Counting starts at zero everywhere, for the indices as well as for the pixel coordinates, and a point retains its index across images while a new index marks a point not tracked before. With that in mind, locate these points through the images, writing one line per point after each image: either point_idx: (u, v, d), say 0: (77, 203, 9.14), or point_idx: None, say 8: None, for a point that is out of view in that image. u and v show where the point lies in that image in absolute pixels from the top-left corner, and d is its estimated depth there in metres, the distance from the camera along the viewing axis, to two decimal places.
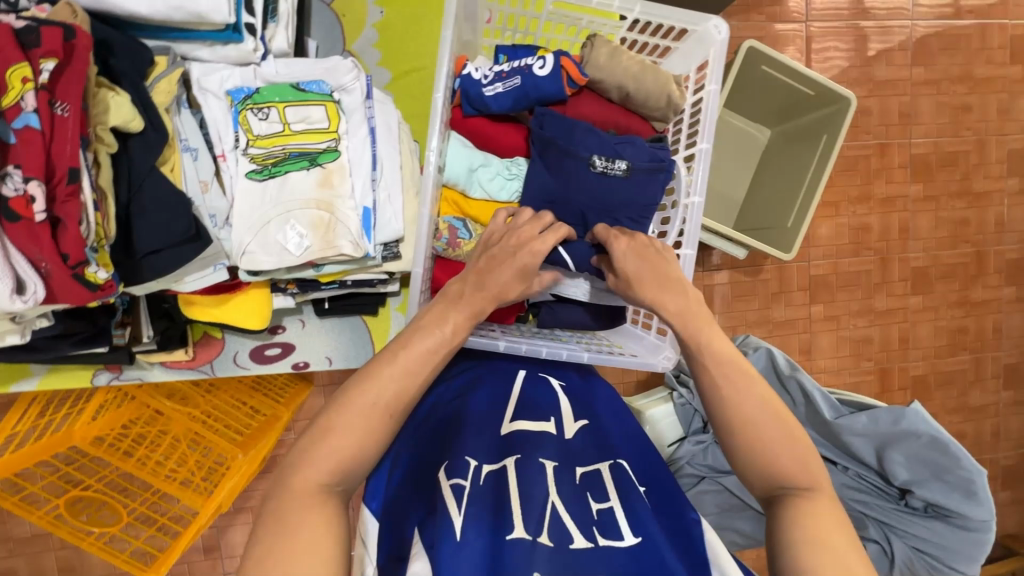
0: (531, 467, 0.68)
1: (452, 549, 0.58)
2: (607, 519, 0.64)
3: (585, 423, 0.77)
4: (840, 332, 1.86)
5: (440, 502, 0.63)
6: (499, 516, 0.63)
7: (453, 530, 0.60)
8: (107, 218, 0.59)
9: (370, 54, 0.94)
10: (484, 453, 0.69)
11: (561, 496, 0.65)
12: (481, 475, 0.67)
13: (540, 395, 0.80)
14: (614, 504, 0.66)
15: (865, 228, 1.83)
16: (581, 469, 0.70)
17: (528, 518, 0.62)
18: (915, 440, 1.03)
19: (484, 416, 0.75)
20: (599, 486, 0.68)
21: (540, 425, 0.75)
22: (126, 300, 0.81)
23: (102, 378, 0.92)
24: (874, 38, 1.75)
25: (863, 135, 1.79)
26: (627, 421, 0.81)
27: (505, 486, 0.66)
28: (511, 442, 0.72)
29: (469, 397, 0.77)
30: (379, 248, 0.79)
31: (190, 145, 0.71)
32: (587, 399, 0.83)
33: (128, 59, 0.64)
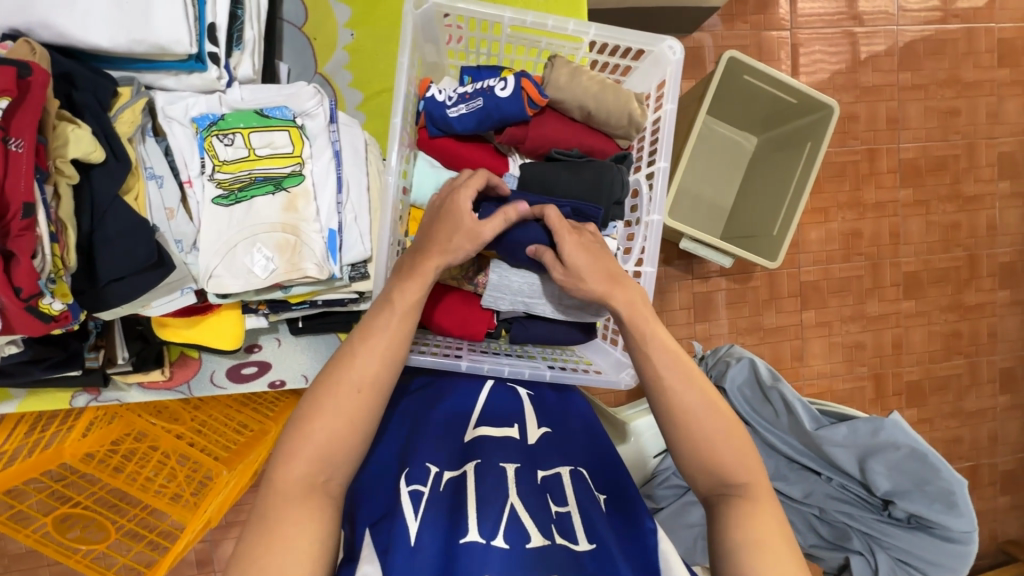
0: (491, 471, 0.70)
1: (405, 553, 0.60)
2: (564, 521, 0.65)
3: (548, 430, 0.79)
4: (832, 338, 1.85)
5: (396, 507, 0.65)
6: (455, 518, 0.65)
7: (408, 535, 0.61)
8: (67, 248, 0.60)
9: (342, 76, 0.95)
10: (445, 460, 0.72)
11: (522, 497, 0.67)
12: (441, 481, 0.69)
13: (505, 402, 0.82)
14: (572, 509, 0.67)
15: (856, 233, 1.83)
16: (542, 472, 0.72)
17: (483, 519, 0.64)
18: (895, 452, 1.03)
19: (446, 425, 0.78)
20: (559, 489, 0.70)
21: (503, 431, 0.77)
22: (99, 322, 0.82)
23: (81, 401, 0.92)
24: (860, 44, 1.75)
25: (851, 140, 1.79)
26: (594, 428, 0.82)
27: (464, 490, 0.68)
28: (473, 447, 0.74)
29: (431, 407, 0.79)
30: (346, 269, 0.80)
31: (155, 172, 0.72)
32: (557, 411, 0.84)
33: (90, 91, 0.66)
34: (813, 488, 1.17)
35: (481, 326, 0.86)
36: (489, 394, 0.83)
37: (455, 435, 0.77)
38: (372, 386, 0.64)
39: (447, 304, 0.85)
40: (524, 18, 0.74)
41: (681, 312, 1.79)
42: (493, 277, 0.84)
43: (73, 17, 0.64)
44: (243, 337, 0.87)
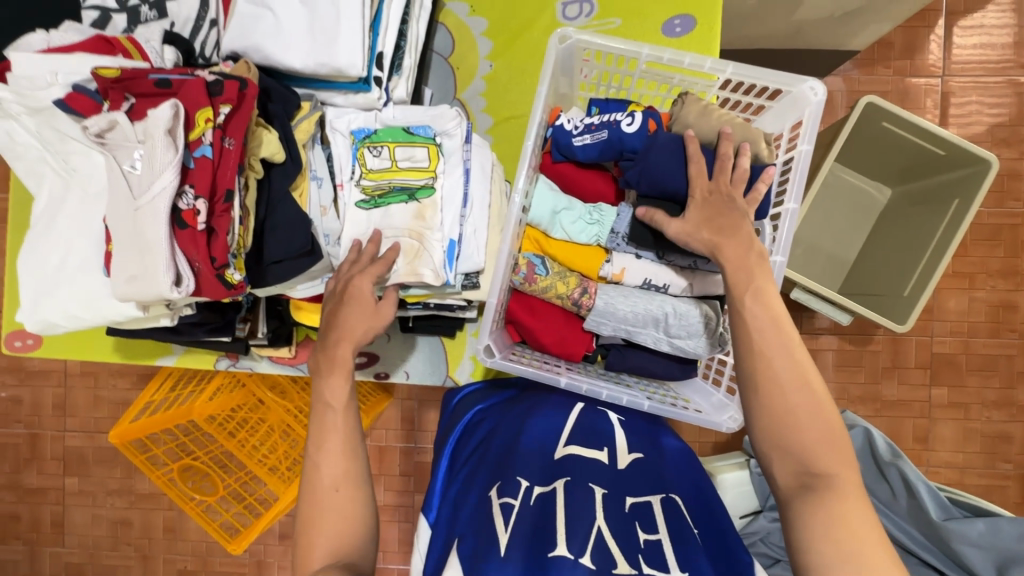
0: (580, 489, 0.70)
1: (494, 559, 0.60)
2: (653, 549, 0.62)
3: (640, 456, 0.79)
4: (968, 424, 1.63)
5: (489, 520, 0.67)
6: (543, 534, 0.63)
7: (499, 546, 0.62)
8: (246, 231, 0.70)
9: (476, 102, 1.04)
10: (536, 475, 0.73)
11: (608, 523, 0.65)
12: (532, 495, 0.70)
13: (596, 426, 0.84)
14: (662, 537, 0.64)
15: (1008, 306, 1.62)
16: (632, 498, 0.70)
17: (571, 536, 0.62)
18: None
19: (537, 438, 0.80)
20: (648, 516, 0.67)
21: (592, 452, 0.78)
22: (250, 298, 0.94)
23: (222, 364, 1.06)
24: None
25: (1010, 202, 1.60)
26: (685, 471, 0.80)
27: (552, 505, 0.68)
28: (562, 463, 0.75)
29: (528, 423, 0.83)
30: (460, 278, 0.86)
31: (318, 175, 0.83)
32: (653, 440, 0.85)
33: (281, 104, 0.78)
34: None
35: (579, 348, 0.88)
36: (579, 416, 0.86)
37: (547, 448, 0.78)
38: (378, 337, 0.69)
39: (550, 321, 0.88)
40: (660, 55, 0.76)
41: None
42: (599, 303, 0.85)
43: (278, 43, 0.78)
44: None
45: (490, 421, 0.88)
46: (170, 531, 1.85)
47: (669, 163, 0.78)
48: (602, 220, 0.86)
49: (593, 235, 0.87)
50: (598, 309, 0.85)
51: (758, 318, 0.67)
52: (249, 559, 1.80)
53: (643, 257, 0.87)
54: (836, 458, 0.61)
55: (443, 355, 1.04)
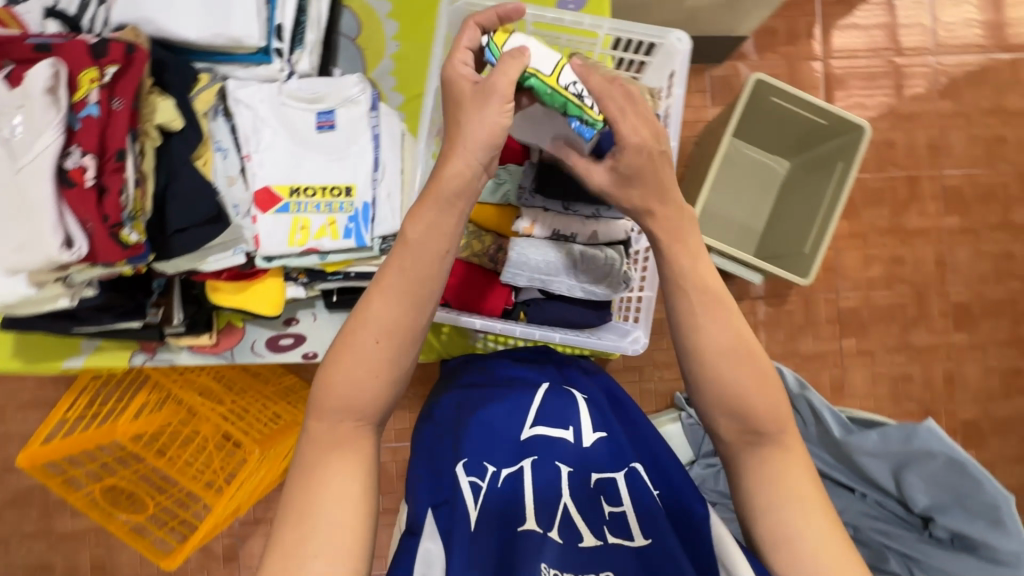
0: (547, 471, 0.75)
1: (462, 533, 0.68)
2: (618, 521, 0.71)
3: (603, 434, 0.80)
4: (876, 369, 1.80)
5: (457, 494, 0.72)
6: (512, 517, 0.72)
7: (467, 520, 0.70)
8: (145, 194, 0.71)
9: (386, 80, 1.08)
10: (503, 459, 0.77)
11: (574, 499, 0.73)
12: (499, 478, 0.75)
13: (561, 403, 0.83)
14: (627, 508, 0.72)
15: (898, 260, 1.81)
16: (597, 474, 0.76)
17: (540, 514, 0.72)
18: (932, 462, 1.03)
19: (504, 417, 0.82)
20: (613, 490, 0.74)
21: (559, 432, 0.80)
22: (162, 283, 0.93)
23: (138, 360, 1.02)
24: (902, 83, 1.80)
25: (889, 167, 1.80)
26: (642, 428, 0.83)
27: (521, 489, 0.74)
28: (527, 452, 0.78)
29: (499, 403, 0.83)
30: (377, 241, 0.88)
31: (223, 145, 0.85)
32: (609, 407, 0.86)
33: (178, 74, 0.78)
34: (849, 506, 1.18)
35: (497, 301, 0.93)
36: (544, 395, 0.84)
37: (514, 431, 0.80)
38: (391, 333, 0.63)
39: (469, 279, 0.93)
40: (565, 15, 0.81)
41: None
42: (513, 254, 0.89)
43: (172, 16, 0.78)
44: (282, 305, 0.95)
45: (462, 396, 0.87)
46: (98, 570, 1.71)
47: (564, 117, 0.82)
48: (509, 179, 0.93)
49: (502, 194, 0.93)
50: (517, 260, 0.89)
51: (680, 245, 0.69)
52: None
53: (550, 210, 0.91)
54: (779, 419, 0.66)
55: None
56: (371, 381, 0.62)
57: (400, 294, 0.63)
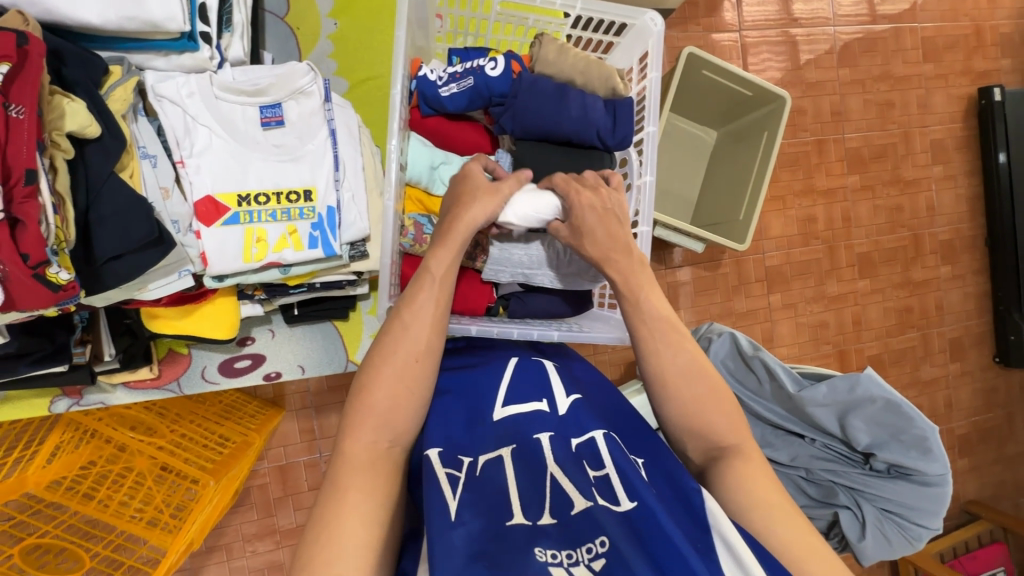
0: (527, 447, 0.65)
1: (445, 528, 0.54)
2: (604, 483, 0.60)
3: (578, 398, 0.74)
4: (798, 319, 1.98)
5: (431, 486, 0.60)
6: (499, 505, 0.58)
7: (447, 511, 0.56)
8: (67, 222, 0.65)
9: (326, 64, 0.99)
10: (479, 449, 0.66)
11: (557, 464, 0.63)
12: (477, 466, 0.63)
13: (533, 377, 0.77)
14: (610, 470, 0.61)
15: (811, 219, 1.97)
16: (576, 439, 0.67)
17: (527, 504, 0.58)
18: (872, 404, 1.14)
19: (479, 397, 0.74)
20: (594, 454, 0.64)
21: (531, 405, 0.72)
22: (85, 315, 0.80)
23: (61, 407, 0.89)
24: (806, 54, 1.92)
25: (800, 132, 1.94)
26: (613, 396, 0.79)
27: (503, 477, 0.62)
28: (505, 432, 0.68)
29: (471, 385, 0.75)
30: (346, 248, 0.84)
31: (149, 152, 0.77)
32: (574, 380, 0.80)
33: (81, 69, 0.70)
34: (799, 451, 1.29)
35: (480, 298, 0.90)
36: (514, 368, 0.78)
37: (481, 413, 0.71)
38: (426, 355, 0.67)
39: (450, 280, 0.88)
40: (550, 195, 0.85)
41: None
42: (494, 251, 0.87)
43: None
44: (238, 326, 0.87)
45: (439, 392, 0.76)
46: None
47: (539, 98, 0.81)
48: None
49: None
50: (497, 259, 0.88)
51: (627, 267, 0.77)
52: None
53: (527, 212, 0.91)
54: (731, 433, 0.70)
55: (339, 339, 0.98)
56: (394, 391, 0.64)
57: (428, 317, 0.69)
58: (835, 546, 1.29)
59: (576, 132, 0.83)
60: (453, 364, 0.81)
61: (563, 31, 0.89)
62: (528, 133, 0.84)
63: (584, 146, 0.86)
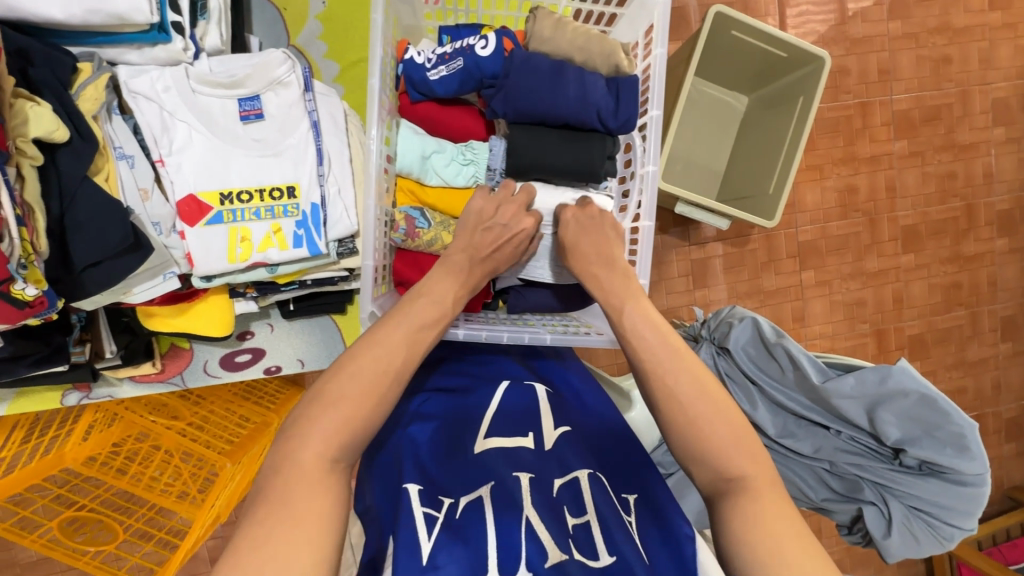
0: (507, 485, 0.71)
1: (417, 574, 0.61)
2: (583, 535, 0.67)
3: (566, 430, 0.81)
4: (833, 297, 1.86)
5: (409, 523, 0.65)
6: (472, 549, 0.64)
7: (420, 554, 0.62)
8: (35, 233, 0.64)
9: (315, 46, 0.95)
10: (461, 487, 0.72)
11: (536, 510, 0.69)
12: (457, 509, 0.69)
13: (519, 407, 0.83)
14: (591, 517, 0.69)
15: (851, 189, 1.83)
16: (558, 481, 0.73)
17: (499, 549, 0.64)
18: (905, 399, 1.07)
19: (463, 431, 0.80)
20: (576, 501, 0.71)
21: (517, 440, 0.78)
22: (83, 316, 0.81)
23: (72, 400, 0.93)
24: (851, 7, 1.74)
25: (842, 95, 1.78)
26: (605, 421, 0.85)
27: (480, 518, 0.67)
28: (484, 467, 0.74)
29: (456, 413, 0.82)
30: (334, 245, 0.81)
31: (125, 152, 0.76)
32: (563, 405, 0.86)
33: (46, 67, 0.68)
34: (824, 443, 1.23)
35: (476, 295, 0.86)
36: (503, 394, 0.85)
37: (465, 443, 0.78)
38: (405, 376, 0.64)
39: None
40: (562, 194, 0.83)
41: (680, 280, 1.78)
42: None
43: None
44: (233, 323, 0.86)
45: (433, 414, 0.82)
46: None
47: (534, 77, 0.74)
48: (477, 159, 0.82)
49: (469, 176, 0.83)
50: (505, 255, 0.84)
51: (615, 286, 0.76)
52: None
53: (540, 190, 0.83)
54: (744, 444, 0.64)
55: (337, 332, 0.97)
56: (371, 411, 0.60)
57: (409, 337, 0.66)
58: (858, 540, 1.24)
59: (576, 115, 0.76)
60: (441, 386, 0.88)
61: (572, 7, 0.83)
62: (522, 115, 0.77)
63: (584, 129, 0.79)
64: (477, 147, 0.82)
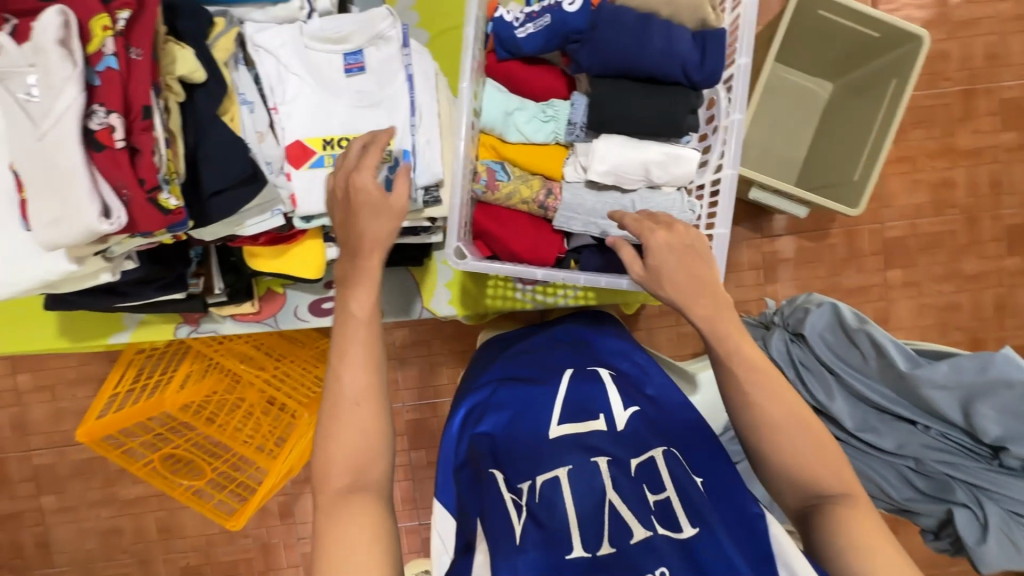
0: (585, 468, 0.72)
1: (510, 551, 0.62)
2: (664, 510, 0.66)
3: (636, 409, 0.81)
4: (922, 299, 1.73)
5: (498, 509, 0.68)
6: (559, 530, 0.65)
7: (513, 535, 0.64)
8: (176, 155, 0.75)
9: (408, 16, 1.01)
10: (539, 470, 0.73)
11: (619, 493, 0.68)
12: (536, 490, 0.70)
13: (587, 393, 0.84)
14: (671, 493, 0.67)
15: (948, 184, 1.69)
16: (637, 460, 0.73)
17: (585, 535, 0.64)
18: (1009, 391, 0.98)
19: (534, 417, 0.82)
20: (655, 478, 0.70)
21: (587, 424, 0.79)
22: (199, 252, 0.92)
23: (183, 332, 1.05)
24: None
25: (942, 81, 1.66)
26: (679, 402, 0.83)
27: (560, 496, 0.69)
28: (562, 450, 0.76)
29: (526, 405, 0.84)
30: (421, 193, 0.87)
31: (247, 98, 0.85)
32: (638, 383, 0.87)
33: (189, 20, 0.78)
34: (909, 439, 1.14)
35: (551, 249, 0.89)
36: (569, 383, 0.86)
37: (539, 430, 0.80)
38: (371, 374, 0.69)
39: (519, 227, 0.88)
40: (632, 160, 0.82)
41: (751, 273, 1.72)
42: (565, 199, 0.86)
43: None
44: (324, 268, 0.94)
45: (509, 403, 0.85)
46: (164, 533, 1.68)
47: (619, 29, 0.76)
48: (557, 116, 0.86)
49: (549, 133, 0.86)
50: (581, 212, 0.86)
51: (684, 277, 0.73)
52: (254, 543, 1.68)
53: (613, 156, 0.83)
54: None
55: (415, 288, 1.05)
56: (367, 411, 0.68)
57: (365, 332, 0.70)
58: (944, 547, 1.15)
59: (659, 67, 0.77)
60: (513, 377, 0.90)
61: None
62: (605, 68, 0.79)
63: (667, 83, 0.79)
64: (558, 104, 0.85)
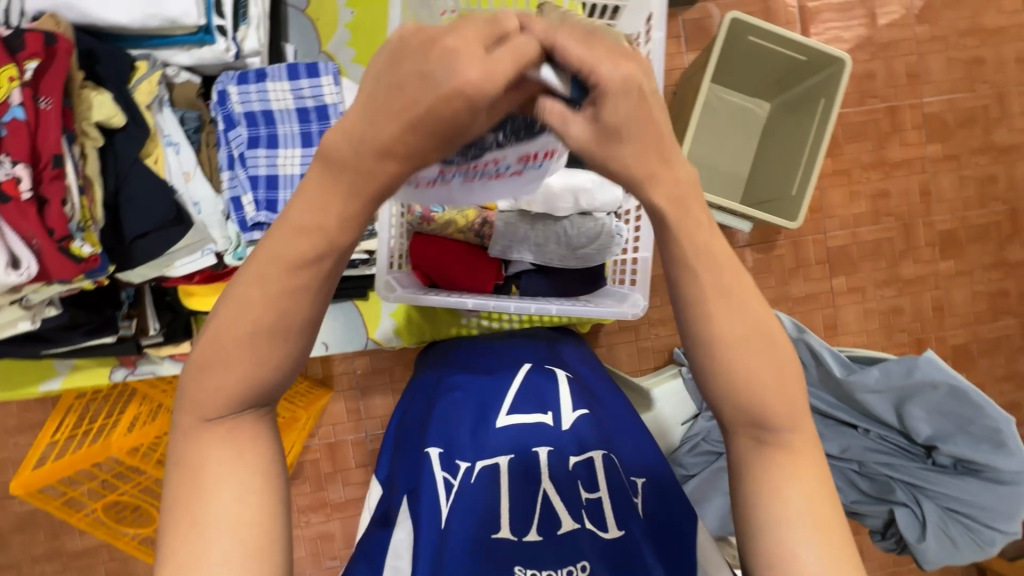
0: (525, 463, 0.75)
1: (434, 533, 0.69)
2: (594, 508, 0.71)
3: (585, 413, 0.81)
4: (866, 304, 1.81)
5: (430, 489, 0.74)
6: (487, 514, 0.71)
7: (438, 518, 0.71)
8: (93, 202, 0.83)
9: (343, 52, 1.08)
10: (476, 454, 0.77)
11: (552, 483, 0.73)
12: (473, 472, 0.75)
13: (542, 385, 0.85)
14: (603, 494, 0.73)
15: (883, 194, 1.79)
16: (575, 457, 0.76)
17: (515, 519, 0.70)
18: (934, 392, 1.03)
19: (487, 398, 0.84)
20: (590, 476, 0.74)
21: (537, 416, 0.81)
22: (132, 294, 0.98)
23: (119, 375, 1.04)
24: (877, 13, 1.74)
25: (870, 99, 1.76)
26: (623, 408, 0.85)
27: (495, 485, 0.73)
28: (509, 439, 0.78)
29: (479, 389, 0.85)
30: None
31: (172, 139, 0.94)
32: (588, 382, 0.90)
33: (109, 66, 0.88)
34: (851, 442, 1.18)
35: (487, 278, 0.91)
36: (524, 375, 0.87)
37: (486, 417, 0.82)
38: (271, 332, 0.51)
39: (455, 255, 0.90)
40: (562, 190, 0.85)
41: None
42: (499, 225, 0.88)
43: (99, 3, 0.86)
44: None
45: (462, 381, 0.87)
46: None
47: None
48: None
49: None
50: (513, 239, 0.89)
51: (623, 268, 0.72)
52: None
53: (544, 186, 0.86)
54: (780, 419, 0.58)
55: (360, 318, 1.09)
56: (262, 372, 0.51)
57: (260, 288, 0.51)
58: (891, 547, 1.18)
59: None
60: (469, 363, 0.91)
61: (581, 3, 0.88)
62: None
63: None
64: None
